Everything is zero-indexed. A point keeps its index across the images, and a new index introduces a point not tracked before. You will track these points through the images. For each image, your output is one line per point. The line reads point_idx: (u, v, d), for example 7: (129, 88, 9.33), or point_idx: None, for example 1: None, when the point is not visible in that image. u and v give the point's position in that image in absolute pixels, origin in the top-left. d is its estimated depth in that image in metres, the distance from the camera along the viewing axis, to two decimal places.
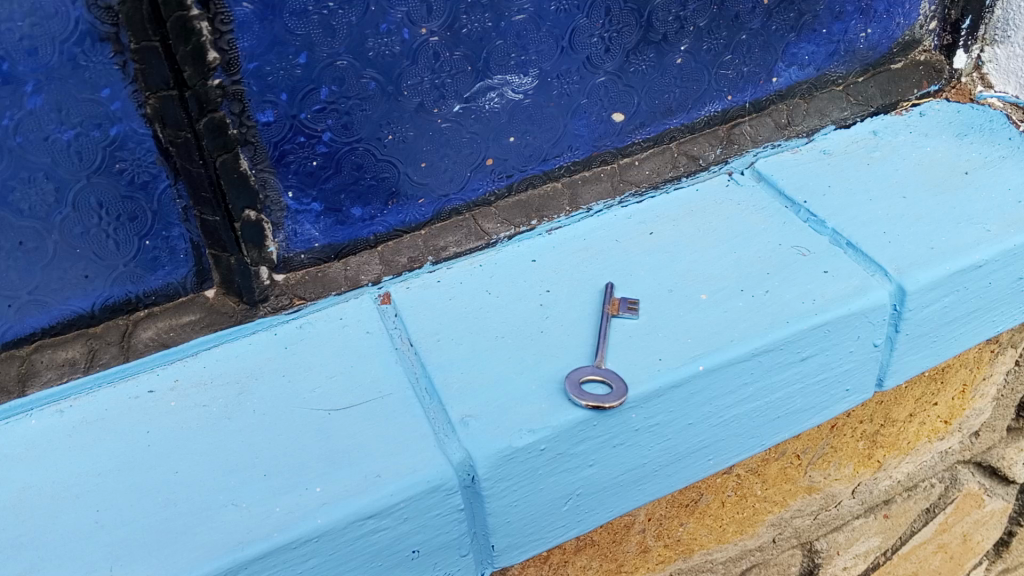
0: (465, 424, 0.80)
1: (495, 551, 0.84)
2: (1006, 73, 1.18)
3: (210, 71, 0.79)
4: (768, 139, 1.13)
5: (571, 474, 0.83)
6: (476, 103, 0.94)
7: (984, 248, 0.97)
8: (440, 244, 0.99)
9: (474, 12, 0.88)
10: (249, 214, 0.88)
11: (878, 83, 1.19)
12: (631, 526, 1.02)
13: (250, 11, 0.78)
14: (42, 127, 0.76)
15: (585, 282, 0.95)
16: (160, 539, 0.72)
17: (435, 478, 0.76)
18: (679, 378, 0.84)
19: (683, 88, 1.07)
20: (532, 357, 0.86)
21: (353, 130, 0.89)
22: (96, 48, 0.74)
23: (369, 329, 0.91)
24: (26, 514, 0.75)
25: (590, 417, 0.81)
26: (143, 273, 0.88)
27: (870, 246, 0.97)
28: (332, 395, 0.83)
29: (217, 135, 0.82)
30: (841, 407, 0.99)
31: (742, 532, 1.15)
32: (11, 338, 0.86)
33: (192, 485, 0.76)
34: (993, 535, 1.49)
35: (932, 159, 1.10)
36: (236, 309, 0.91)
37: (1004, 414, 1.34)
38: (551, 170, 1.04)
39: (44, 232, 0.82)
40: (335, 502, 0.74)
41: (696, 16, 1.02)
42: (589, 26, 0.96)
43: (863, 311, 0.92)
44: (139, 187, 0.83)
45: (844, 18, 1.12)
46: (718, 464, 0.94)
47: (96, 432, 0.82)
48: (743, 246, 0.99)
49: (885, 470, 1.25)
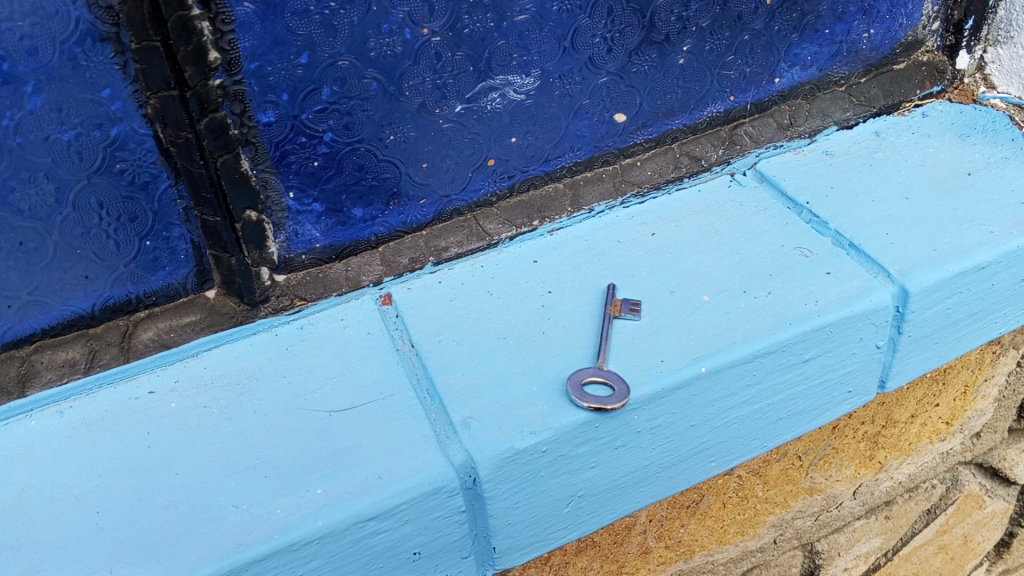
0: (466, 426, 0.79)
1: (496, 553, 0.84)
2: (1009, 73, 1.18)
3: (211, 72, 0.78)
4: (771, 139, 1.13)
5: (573, 476, 0.83)
6: (478, 103, 0.94)
7: (987, 250, 0.97)
8: (441, 245, 0.99)
9: (476, 12, 0.88)
10: (250, 215, 0.88)
11: (880, 84, 1.19)
12: (632, 527, 1.02)
13: (251, 11, 0.77)
14: (42, 128, 0.76)
15: (587, 283, 0.95)
16: (161, 541, 0.72)
17: (436, 480, 0.76)
18: (681, 379, 0.84)
19: (685, 88, 1.07)
20: (534, 358, 0.86)
21: (355, 130, 0.88)
22: (97, 48, 0.74)
23: (370, 330, 0.90)
24: (25, 516, 0.74)
25: (592, 419, 0.81)
26: (143, 273, 0.88)
27: (872, 247, 0.97)
28: (333, 396, 0.83)
29: (218, 136, 0.82)
30: (843, 409, 0.99)
31: (743, 534, 1.15)
32: (11, 338, 0.86)
33: (193, 487, 0.76)
34: (994, 537, 1.49)
35: (934, 160, 1.09)
36: (236, 310, 0.91)
37: (1005, 416, 1.34)
38: (553, 171, 1.04)
39: (44, 233, 0.82)
40: (336, 504, 0.74)
41: (698, 16, 1.01)
42: (591, 26, 0.96)
43: (865, 312, 0.92)
44: (140, 187, 0.83)
45: (847, 18, 1.12)
46: (720, 466, 0.94)
47: (96, 433, 0.81)
48: (745, 247, 0.99)
49: (886, 471, 1.25)
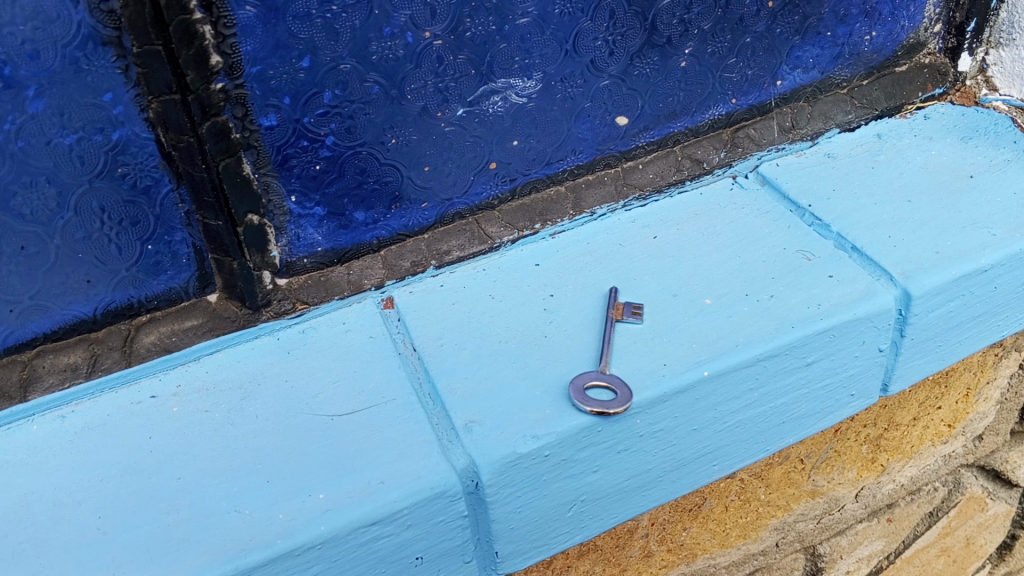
0: (469, 430, 0.79)
1: (499, 558, 0.84)
2: (1011, 75, 1.18)
3: (213, 76, 0.78)
4: (773, 142, 1.13)
5: (575, 480, 0.83)
6: (479, 106, 0.94)
7: (990, 252, 0.97)
8: (443, 248, 0.99)
9: (477, 15, 0.88)
10: (252, 219, 0.88)
11: (883, 86, 1.18)
12: (635, 531, 1.02)
13: (253, 14, 0.77)
14: (44, 132, 0.76)
15: (589, 287, 0.95)
16: (163, 546, 0.72)
17: (438, 484, 0.76)
18: (684, 383, 0.84)
19: (687, 91, 1.07)
20: (536, 362, 0.86)
21: (357, 134, 0.88)
22: (99, 52, 0.74)
23: (372, 334, 0.90)
24: (27, 521, 0.74)
25: (595, 423, 0.80)
26: (145, 277, 0.88)
27: (875, 250, 0.97)
28: (335, 400, 0.83)
29: (220, 139, 0.82)
30: (845, 412, 0.99)
31: (745, 537, 1.15)
32: (12, 343, 0.86)
33: (196, 492, 0.76)
34: (996, 539, 1.49)
35: (936, 163, 1.09)
36: (238, 314, 0.91)
37: (1008, 418, 1.34)
38: (555, 174, 1.04)
39: (45, 237, 0.82)
40: (338, 509, 0.74)
41: (700, 19, 1.01)
42: (593, 29, 0.96)
43: (868, 315, 0.92)
44: (142, 191, 0.83)
45: (849, 21, 1.12)
46: (723, 470, 0.93)
47: (98, 438, 0.81)
48: (748, 250, 0.99)
49: (889, 474, 1.25)
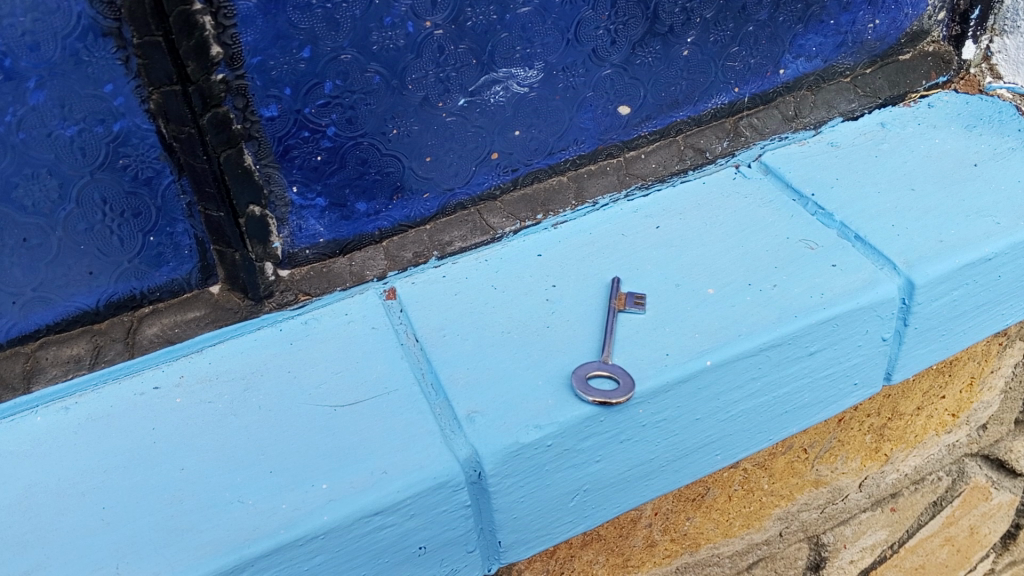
0: (471, 420, 0.79)
1: (502, 547, 0.84)
2: (1016, 64, 1.17)
3: (214, 67, 0.78)
4: (775, 131, 1.12)
5: (577, 470, 0.83)
6: (481, 96, 0.94)
7: (994, 241, 0.96)
8: (445, 239, 0.99)
9: (479, 4, 0.88)
10: (254, 210, 0.88)
11: (886, 75, 1.18)
12: (637, 520, 1.02)
13: (253, 4, 0.77)
14: (44, 123, 0.76)
15: (591, 277, 0.95)
16: (166, 536, 0.72)
17: (440, 475, 0.76)
18: (685, 373, 0.84)
19: (689, 81, 1.06)
20: (538, 352, 0.86)
21: (358, 124, 0.88)
22: (99, 43, 0.74)
23: (374, 324, 0.90)
24: (31, 512, 0.74)
25: (596, 413, 0.80)
26: (147, 269, 0.88)
27: (878, 238, 0.96)
28: (338, 391, 0.83)
29: (221, 131, 0.81)
30: (848, 401, 0.99)
31: (749, 526, 1.15)
32: (15, 334, 0.86)
33: (198, 482, 0.76)
34: (999, 529, 1.48)
35: (939, 152, 1.09)
36: (240, 305, 0.91)
37: (1012, 407, 1.33)
38: (557, 164, 1.04)
39: (47, 229, 0.82)
40: (342, 499, 0.74)
41: (702, 8, 1.01)
42: (594, 18, 0.95)
43: (871, 304, 0.91)
44: (143, 182, 0.83)
45: (851, 9, 1.11)
46: (725, 460, 0.93)
47: (102, 429, 0.81)
48: (750, 239, 0.98)
49: (892, 463, 1.25)
